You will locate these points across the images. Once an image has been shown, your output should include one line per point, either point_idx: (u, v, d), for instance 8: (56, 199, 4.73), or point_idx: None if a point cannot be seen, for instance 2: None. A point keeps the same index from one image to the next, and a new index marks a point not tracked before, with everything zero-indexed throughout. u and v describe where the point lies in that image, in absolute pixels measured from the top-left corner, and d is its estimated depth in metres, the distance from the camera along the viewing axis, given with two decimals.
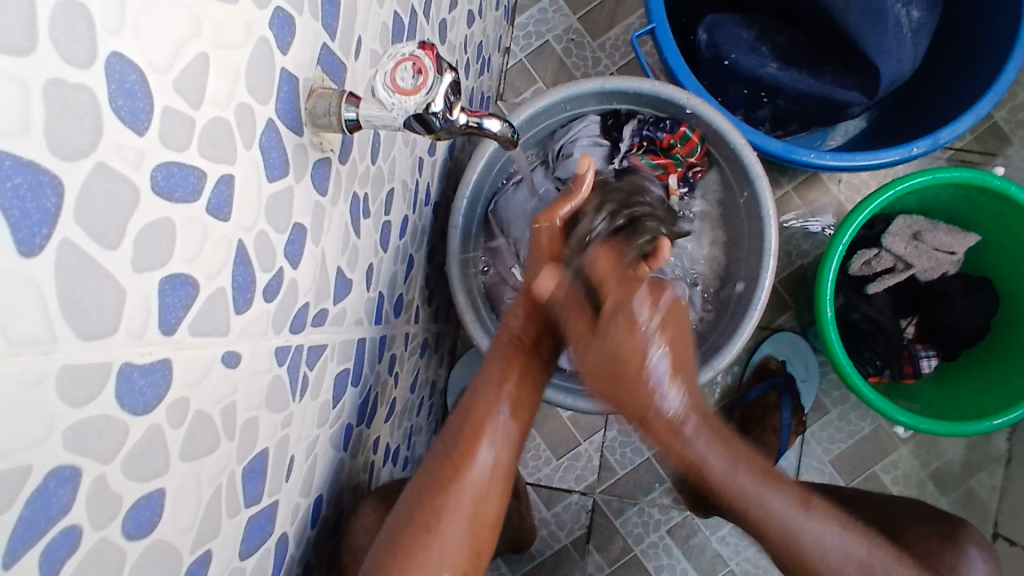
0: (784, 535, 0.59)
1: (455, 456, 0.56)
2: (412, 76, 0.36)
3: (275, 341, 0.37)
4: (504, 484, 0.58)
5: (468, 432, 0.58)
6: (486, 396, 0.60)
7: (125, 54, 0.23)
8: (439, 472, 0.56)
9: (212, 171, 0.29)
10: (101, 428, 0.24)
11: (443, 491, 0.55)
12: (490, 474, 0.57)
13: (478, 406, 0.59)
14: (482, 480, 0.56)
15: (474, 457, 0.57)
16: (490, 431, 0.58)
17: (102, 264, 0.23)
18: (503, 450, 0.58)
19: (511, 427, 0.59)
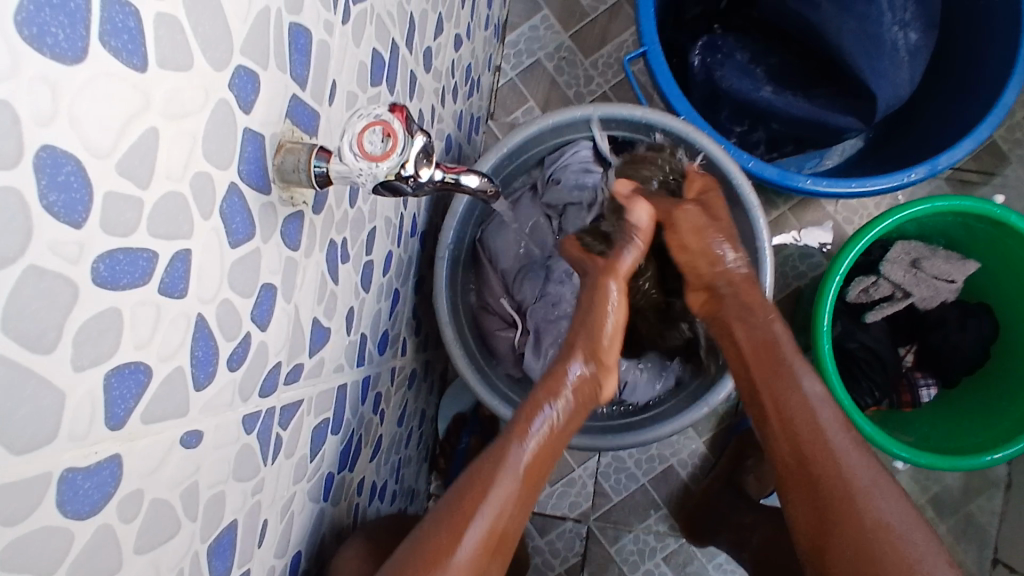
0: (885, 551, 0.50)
1: (455, 517, 0.48)
2: (382, 140, 0.36)
3: (243, 409, 0.35)
4: (496, 555, 0.49)
5: (477, 488, 0.50)
6: (504, 446, 0.53)
7: (57, 146, 0.21)
8: (432, 542, 0.47)
9: (166, 250, 0.27)
10: (44, 539, 0.23)
11: (472, 509, 0.49)
12: (482, 548, 0.48)
13: (496, 464, 0.52)
14: (475, 553, 0.47)
15: (469, 527, 0.48)
16: (499, 490, 0.50)
17: (36, 371, 0.22)
18: (510, 517, 0.50)
19: (518, 494, 0.51)
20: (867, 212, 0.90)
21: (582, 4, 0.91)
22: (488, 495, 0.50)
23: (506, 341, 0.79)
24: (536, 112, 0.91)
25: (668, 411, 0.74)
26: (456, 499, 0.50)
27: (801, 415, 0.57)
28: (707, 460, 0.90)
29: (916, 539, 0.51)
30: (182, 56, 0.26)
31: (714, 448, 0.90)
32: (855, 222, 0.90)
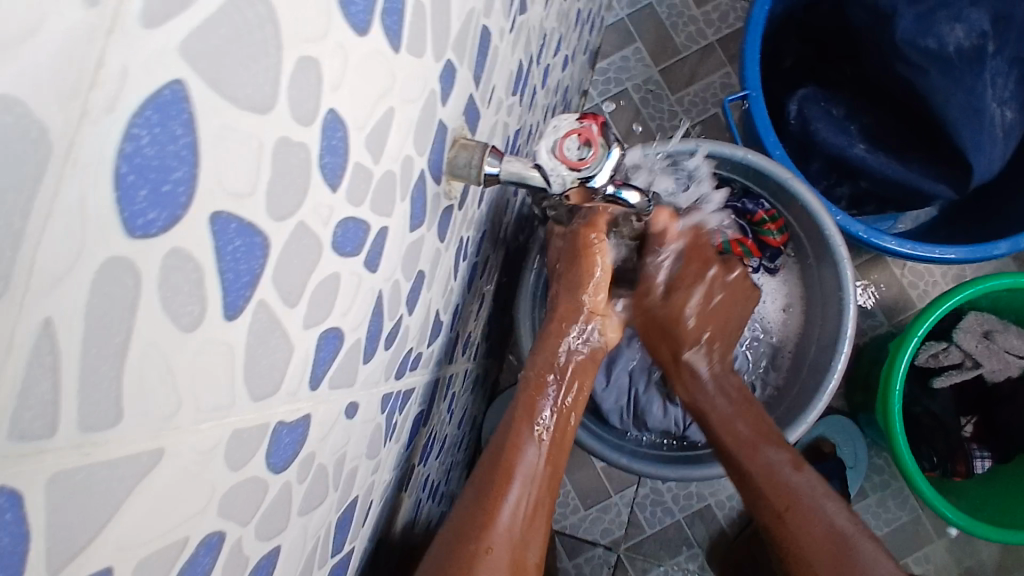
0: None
1: (485, 502, 0.52)
2: (579, 148, 0.39)
3: (383, 389, 0.36)
4: (539, 526, 0.53)
5: (502, 471, 0.53)
6: (515, 426, 0.56)
7: (338, 111, 0.22)
8: (469, 521, 0.51)
9: (375, 225, 0.28)
10: (248, 490, 0.23)
11: (500, 489, 0.52)
12: (522, 517, 0.52)
13: (510, 438, 0.55)
14: (515, 522, 0.52)
15: (505, 498, 0.52)
16: (524, 466, 0.54)
17: (282, 324, 0.22)
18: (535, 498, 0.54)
19: (543, 468, 0.55)
20: (933, 278, 0.91)
21: (675, 42, 0.95)
22: (511, 486, 0.53)
23: None
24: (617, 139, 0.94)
25: None
26: (478, 491, 0.53)
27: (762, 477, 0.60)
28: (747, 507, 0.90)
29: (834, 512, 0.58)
30: (419, 43, 0.27)
31: None
32: (920, 287, 0.91)
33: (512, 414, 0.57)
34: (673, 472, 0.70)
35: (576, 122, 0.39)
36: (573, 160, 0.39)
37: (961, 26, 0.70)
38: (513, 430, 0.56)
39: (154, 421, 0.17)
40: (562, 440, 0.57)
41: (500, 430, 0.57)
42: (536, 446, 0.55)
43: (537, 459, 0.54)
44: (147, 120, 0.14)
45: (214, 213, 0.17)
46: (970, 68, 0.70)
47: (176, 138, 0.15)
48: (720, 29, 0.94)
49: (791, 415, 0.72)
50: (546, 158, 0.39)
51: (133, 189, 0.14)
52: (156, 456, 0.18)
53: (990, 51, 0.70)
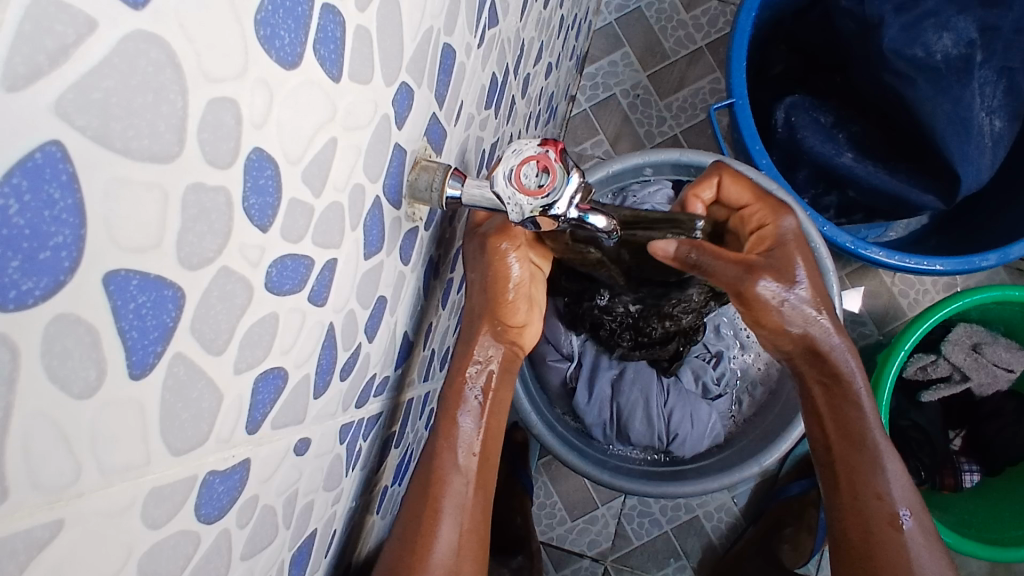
0: None
1: (415, 540, 0.48)
2: (538, 175, 0.37)
3: (341, 419, 0.35)
4: (478, 551, 0.50)
5: (430, 502, 0.49)
6: (437, 447, 0.51)
7: (265, 149, 0.21)
8: (400, 562, 0.48)
9: (320, 258, 0.27)
10: (178, 545, 0.22)
11: (432, 515, 0.49)
12: (452, 553, 0.49)
13: (433, 464, 0.51)
14: (448, 560, 0.48)
15: (436, 531, 0.49)
16: (451, 500, 0.49)
17: (207, 373, 0.21)
18: (472, 519, 0.50)
19: (472, 497, 0.51)
20: (924, 287, 0.89)
21: (664, 46, 0.93)
22: (441, 518, 0.49)
23: (559, 373, 0.82)
24: (605, 145, 0.93)
25: (714, 468, 0.73)
26: (408, 521, 0.50)
27: (869, 480, 0.55)
28: (737, 524, 0.90)
29: (924, 539, 0.53)
30: (365, 70, 0.26)
31: (747, 513, 0.91)
32: (911, 295, 0.90)
33: (432, 441, 0.51)
34: (655, 489, 0.69)
35: (536, 147, 0.37)
36: (531, 188, 0.36)
37: (949, 34, 0.69)
38: (435, 459, 0.51)
39: (49, 492, 0.16)
40: (489, 460, 0.52)
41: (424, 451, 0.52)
42: (459, 456, 0.50)
43: (466, 491, 0.50)
44: (13, 187, 0.13)
45: (110, 272, 0.16)
46: (957, 78, 0.69)
47: (53, 203, 0.14)
48: (709, 34, 0.93)
49: (773, 432, 0.72)
50: (502, 186, 0.37)
51: (2, 260, 0.13)
52: (54, 527, 0.17)
53: (978, 61, 0.69)
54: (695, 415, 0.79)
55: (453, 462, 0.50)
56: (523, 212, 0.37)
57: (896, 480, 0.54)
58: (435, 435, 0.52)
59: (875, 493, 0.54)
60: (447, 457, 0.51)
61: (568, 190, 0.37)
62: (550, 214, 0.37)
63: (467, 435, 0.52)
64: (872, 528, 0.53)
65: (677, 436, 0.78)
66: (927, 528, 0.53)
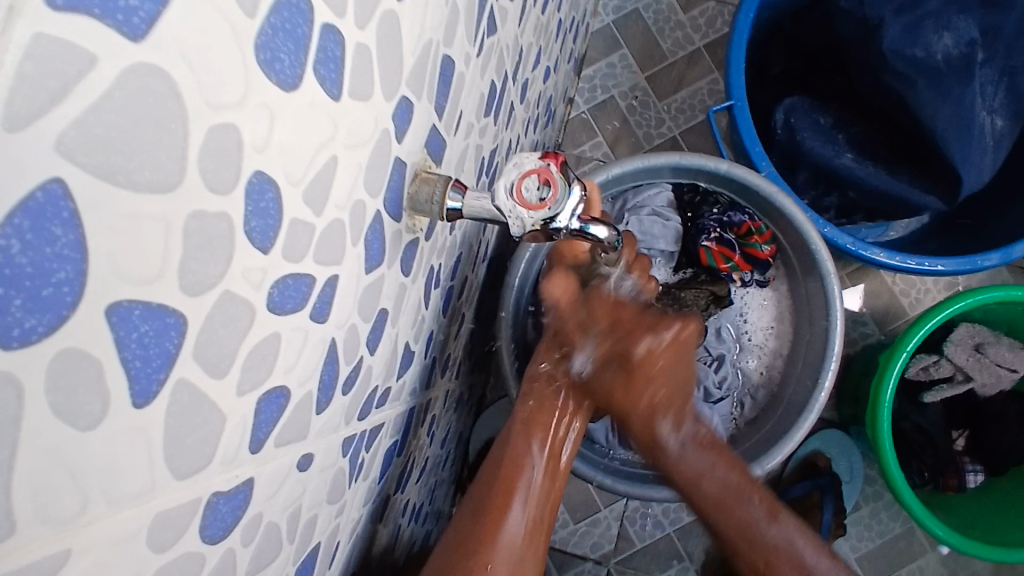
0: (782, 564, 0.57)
1: (486, 519, 0.51)
2: (539, 189, 0.37)
3: (344, 433, 0.35)
4: (543, 538, 0.53)
5: (503, 488, 0.53)
6: (514, 440, 0.57)
7: (266, 172, 0.21)
8: (468, 536, 0.51)
9: (322, 275, 0.27)
10: (183, 567, 0.22)
11: (505, 499, 0.53)
12: (523, 536, 0.52)
13: (510, 455, 0.56)
14: (517, 543, 0.51)
15: (508, 511, 0.52)
16: (523, 487, 0.54)
17: (210, 397, 0.21)
18: (540, 509, 0.54)
19: (541, 486, 0.55)
20: (924, 287, 0.89)
21: (662, 47, 0.93)
22: (510, 502, 0.52)
23: None
24: (604, 147, 0.93)
25: None
26: (477, 507, 0.52)
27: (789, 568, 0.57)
28: None
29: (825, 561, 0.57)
30: (365, 87, 0.26)
31: None
32: (912, 295, 0.90)
33: (507, 432, 0.58)
34: (660, 491, 0.69)
35: (537, 161, 0.37)
36: (532, 202, 0.36)
37: (949, 34, 0.69)
38: (509, 446, 0.57)
39: (56, 524, 0.16)
40: (558, 459, 0.59)
41: (499, 442, 0.58)
42: (536, 447, 0.58)
43: (535, 477, 0.55)
44: (15, 228, 0.13)
45: (113, 304, 0.16)
46: (958, 80, 0.69)
47: (56, 240, 0.14)
48: (708, 35, 0.93)
49: (776, 434, 0.72)
50: (502, 200, 0.36)
51: (4, 300, 0.13)
52: (62, 557, 0.17)
53: (978, 59, 0.70)
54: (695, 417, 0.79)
55: (527, 450, 0.57)
56: (523, 226, 0.37)
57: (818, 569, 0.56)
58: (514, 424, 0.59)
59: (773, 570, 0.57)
60: (524, 447, 0.57)
61: (571, 203, 0.37)
62: (552, 227, 0.37)
63: (546, 433, 0.59)
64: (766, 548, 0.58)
65: None
66: (820, 567, 0.57)
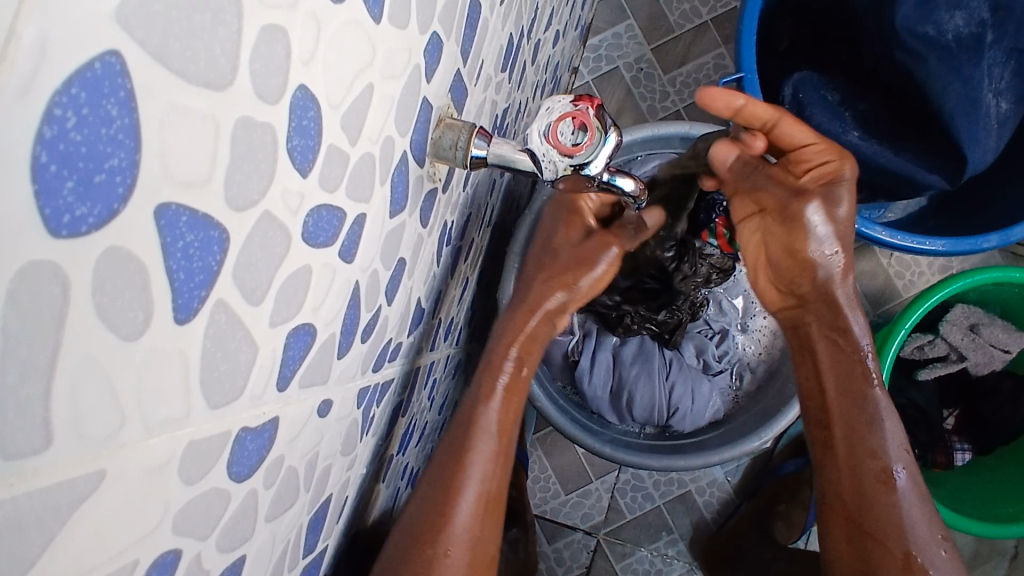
0: (889, 511, 0.51)
1: (442, 494, 0.47)
2: (574, 133, 0.36)
3: (360, 383, 0.34)
4: (494, 516, 0.49)
5: (457, 462, 0.48)
6: (473, 410, 0.51)
7: (309, 88, 0.19)
8: (424, 514, 0.47)
9: (352, 212, 0.26)
10: (210, 503, 0.22)
11: (461, 474, 0.48)
12: (477, 513, 0.48)
13: (466, 429, 0.50)
14: (474, 518, 0.47)
15: (461, 494, 0.47)
16: (478, 461, 0.48)
17: (245, 324, 0.20)
18: (494, 481, 0.49)
19: (498, 463, 0.50)
20: (919, 269, 0.90)
21: (669, 20, 0.92)
22: (466, 482, 0.48)
23: (560, 348, 0.82)
24: None
25: (715, 441, 0.74)
26: (432, 485, 0.48)
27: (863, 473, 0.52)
28: (730, 500, 0.92)
29: (913, 499, 0.51)
30: (403, 14, 0.25)
31: (739, 490, 0.92)
32: (907, 277, 0.90)
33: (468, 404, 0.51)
34: (654, 461, 0.69)
35: (571, 104, 0.36)
36: (566, 145, 0.36)
37: (961, 13, 0.69)
38: (471, 420, 0.50)
39: (93, 439, 0.15)
40: (515, 426, 0.52)
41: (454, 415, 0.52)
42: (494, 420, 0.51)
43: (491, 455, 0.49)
44: (73, 100, 0.12)
45: (161, 206, 0.15)
46: (968, 57, 0.69)
47: (111, 120, 0.13)
48: (715, 8, 0.91)
49: (767, 414, 0.72)
50: (536, 143, 0.36)
51: (57, 181, 0.12)
52: (96, 479, 0.16)
53: (988, 41, 0.69)
54: (695, 392, 0.79)
55: (487, 422, 0.50)
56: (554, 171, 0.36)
57: (916, 520, 0.50)
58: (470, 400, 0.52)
59: (871, 452, 0.52)
60: (481, 418, 0.50)
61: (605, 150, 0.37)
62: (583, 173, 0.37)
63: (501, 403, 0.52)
64: (862, 457, 0.53)
65: (676, 411, 0.79)
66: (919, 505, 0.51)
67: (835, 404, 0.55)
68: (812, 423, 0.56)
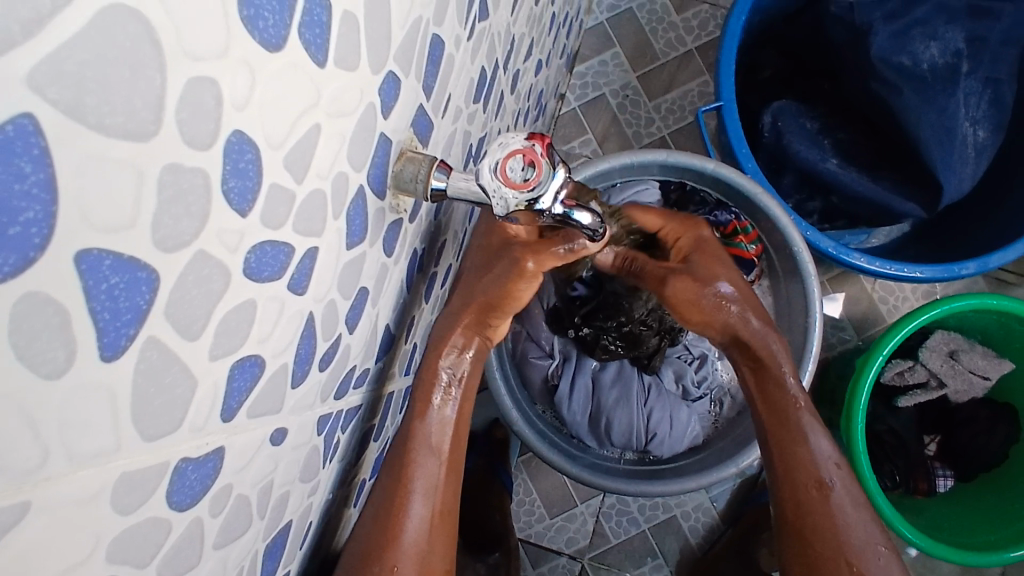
0: (831, 527, 0.54)
1: (389, 511, 0.48)
2: (524, 168, 0.37)
3: (319, 410, 0.34)
4: (445, 529, 0.49)
5: (399, 479, 0.49)
6: (410, 427, 0.50)
7: (245, 132, 0.20)
8: (373, 533, 0.47)
9: (301, 246, 0.26)
10: (148, 533, 0.22)
11: (405, 490, 0.48)
12: (424, 528, 0.48)
13: (405, 445, 0.50)
14: (422, 534, 0.48)
15: (408, 511, 0.48)
16: (421, 474, 0.49)
17: (181, 358, 0.21)
18: (442, 495, 0.50)
19: (443, 477, 0.50)
20: (904, 294, 0.90)
21: (654, 48, 0.94)
22: (410, 498, 0.48)
23: (541, 370, 0.83)
24: (593, 145, 0.94)
25: (692, 467, 0.74)
26: (382, 502, 0.49)
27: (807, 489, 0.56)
28: (716, 526, 0.91)
29: (856, 516, 0.54)
30: (351, 57, 0.26)
31: (726, 516, 0.92)
32: (891, 302, 0.91)
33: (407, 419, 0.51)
34: (618, 485, 0.69)
35: (523, 141, 0.37)
36: (517, 182, 0.37)
37: (936, 44, 0.71)
38: (411, 436, 0.50)
39: (14, 472, 0.16)
40: (459, 437, 0.52)
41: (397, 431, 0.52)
42: (434, 430, 0.50)
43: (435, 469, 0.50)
44: None
45: (81, 252, 0.16)
46: (943, 87, 0.71)
47: (24, 176, 0.14)
48: (700, 37, 0.93)
49: (743, 440, 0.73)
50: (488, 179, 0.37)
51: None
52: (20, 511, 0.16)
53: (964, 71, 0.71)
54: (673, 416, 0.80)
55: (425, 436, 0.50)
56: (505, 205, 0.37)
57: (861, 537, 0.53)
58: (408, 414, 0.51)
59: (813, 473, 0.56)
60: (421, 433, 0.50)
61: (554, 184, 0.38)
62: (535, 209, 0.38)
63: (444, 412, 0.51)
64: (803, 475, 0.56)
65: (654, 436, 0.79)
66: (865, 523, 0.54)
67: (777, 426, 0.59)
68: (767, 434, 0.60)
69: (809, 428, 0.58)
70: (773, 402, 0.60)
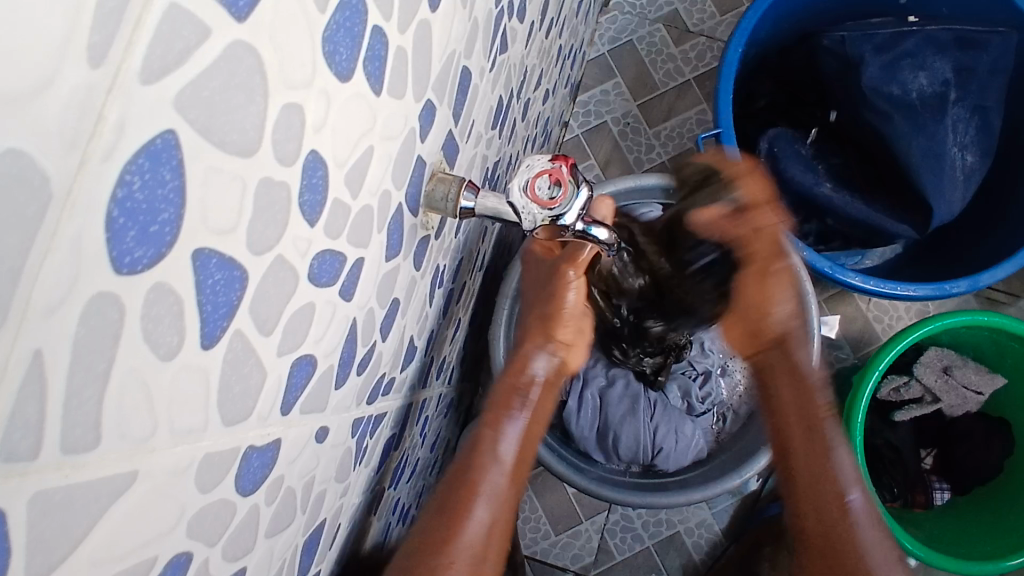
0: (847, 534, 0.54)
1: (448, 514, 0.49)
2: (550, 187, 0.40)
3: (354, 413, 0.37)
4: (502, 539, 0.50)
5: (465, 486, 0.50)
6: (482, 439, 0.53)
7: (319, 151, 0.23)
8: (432, 534, 0.48)
9: (352, 256, 0.29)
10: (218, 512, 0.24)
11: (472, 494, 0.50)
12: (484, 534, 0.49)
13: (474, 455, 0.52)
14: (482, 538, 0.49)
15: (469, 515, 0.49)
16: (490, 484, 0.50)
17: (256, 352, 0.23)
18: (503, 505, 0.51)
19: (507, 487, 0.51)
20: (897, 314, 0.94)
21: (654, 78, 0.98)
22: (472, 503, 0.49)
23: None
24: (595, 170, 0.97)
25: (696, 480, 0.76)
26: (440, 506, 0.50)
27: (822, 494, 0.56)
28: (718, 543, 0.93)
29: (870, 527, 0.54)
30: (400, 86, 0.29)
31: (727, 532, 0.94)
32: (885, 321, 0.94)
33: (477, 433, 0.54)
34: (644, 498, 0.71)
35: (549, 162, 0.40)
36: (544, 199, 0.40)
37: (925, 74, 0.76)
38: (477, 449, 0.52)
39: (130, 442, 0.18)
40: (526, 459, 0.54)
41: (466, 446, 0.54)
42: (506, 448, 0.53)
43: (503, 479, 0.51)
44: (140, 168, 0.15)
45: (197, 251, 0.18)
46: (931, 116, 0.76)
47: (166, 183, 0.16)
48: (697, 68, 0.98)
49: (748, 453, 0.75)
50: (517, 197, 0.40)
51: (124, 230, 0.15)
52: (130, 478, 0.19)
53: (952, 99, 0.76)
54: (678, 431, 0.82)
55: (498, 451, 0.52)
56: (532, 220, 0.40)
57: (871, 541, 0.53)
58: (482, 428, 0.54)
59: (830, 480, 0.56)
60: (492, 447, 0.52)
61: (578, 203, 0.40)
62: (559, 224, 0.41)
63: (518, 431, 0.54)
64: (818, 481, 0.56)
65: (660, 450, 0.81)
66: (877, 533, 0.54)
67: (796, 437, 0.59)
68: (777, 444, 0.60)
69: (833, 439, 0.58)
70: (805, 412, 0.59)
